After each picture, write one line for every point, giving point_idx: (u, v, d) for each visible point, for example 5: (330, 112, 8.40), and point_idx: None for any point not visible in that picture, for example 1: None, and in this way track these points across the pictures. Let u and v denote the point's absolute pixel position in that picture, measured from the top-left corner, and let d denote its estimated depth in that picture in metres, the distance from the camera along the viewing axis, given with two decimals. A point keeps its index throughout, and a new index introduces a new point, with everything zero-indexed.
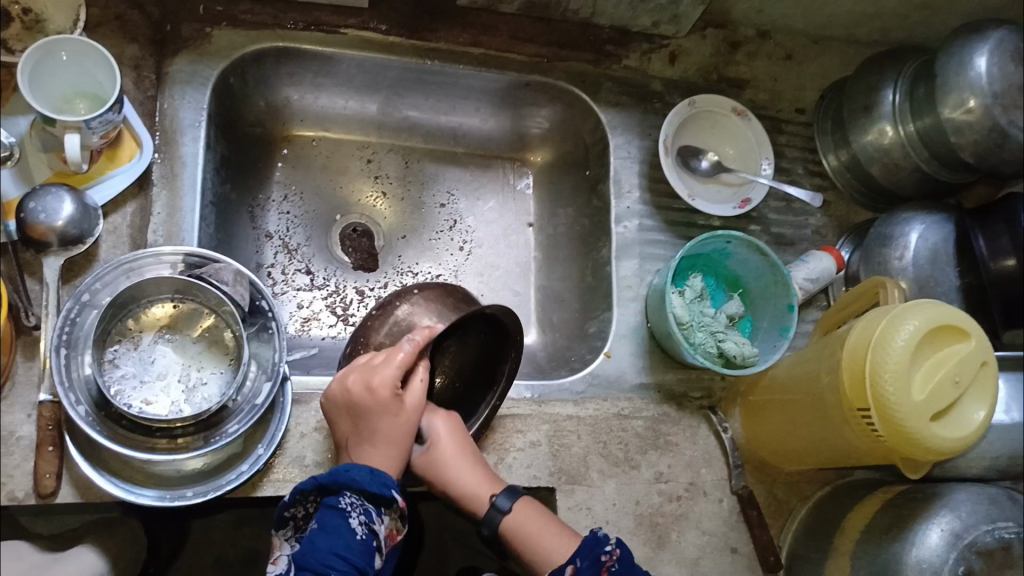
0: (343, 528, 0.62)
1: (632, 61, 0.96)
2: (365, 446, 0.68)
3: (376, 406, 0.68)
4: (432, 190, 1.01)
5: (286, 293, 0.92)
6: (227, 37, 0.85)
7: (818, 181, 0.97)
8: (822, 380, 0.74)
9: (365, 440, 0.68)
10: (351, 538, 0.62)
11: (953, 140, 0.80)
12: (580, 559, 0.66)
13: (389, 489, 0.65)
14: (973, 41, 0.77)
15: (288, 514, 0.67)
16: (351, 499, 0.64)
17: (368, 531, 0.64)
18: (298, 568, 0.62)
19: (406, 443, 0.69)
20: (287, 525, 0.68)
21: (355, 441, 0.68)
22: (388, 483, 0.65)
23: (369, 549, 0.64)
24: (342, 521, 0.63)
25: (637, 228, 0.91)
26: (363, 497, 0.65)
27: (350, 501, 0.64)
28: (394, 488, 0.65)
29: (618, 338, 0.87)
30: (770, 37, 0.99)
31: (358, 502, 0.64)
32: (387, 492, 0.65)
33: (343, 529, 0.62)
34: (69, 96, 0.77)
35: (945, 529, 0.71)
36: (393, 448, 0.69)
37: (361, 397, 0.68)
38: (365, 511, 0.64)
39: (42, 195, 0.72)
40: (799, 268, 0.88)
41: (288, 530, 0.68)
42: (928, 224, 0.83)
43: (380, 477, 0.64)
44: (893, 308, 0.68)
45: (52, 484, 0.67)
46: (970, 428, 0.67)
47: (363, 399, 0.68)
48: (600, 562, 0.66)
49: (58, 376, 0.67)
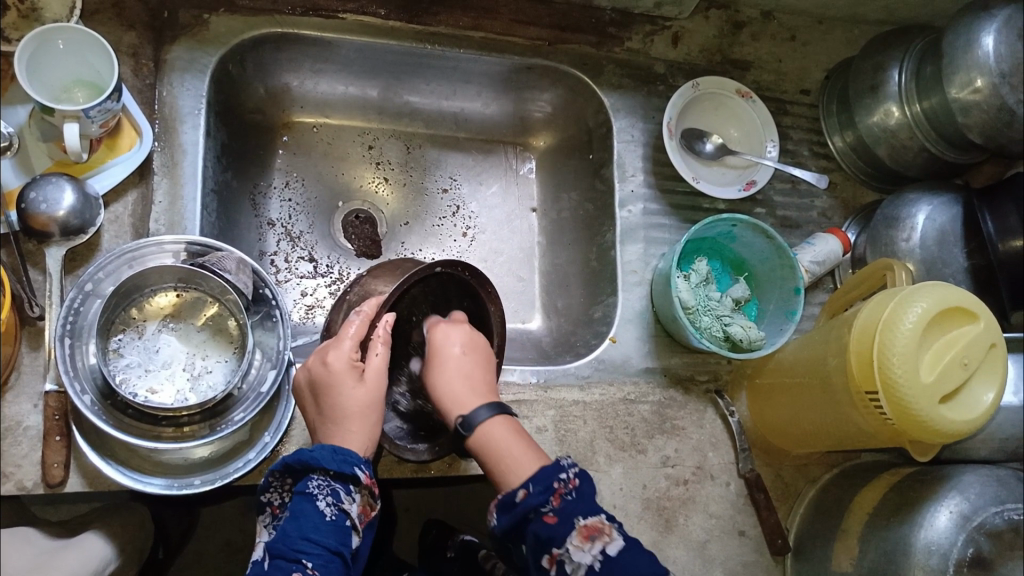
0: (310, 512, 0.61)
1: (635, 43, 0.94)
2: (329, 425, 0.66)
3: (333, 383, 0.66)
4: (435, 175, 1.01)
5: (289, 281, 0.92)
6: (225, 24, 0.83)
7: (823, 163, 0.97)
8: (829, 362, 0.74)
9: (330, 418, 0.66)
10: (320, 520, 0.61)
11: (961, 121, 0.79)
12: (532, 485, 0.62)
13: (354, 467, 0.63)
14: (982, 19, 0.76)
15: (265, 499, 0.67)
16: (319, 482, 0.63)
17: (338, 511, 0.62)
18: (271, 558, 0.61)
19: (371, 418, 0.66)
20: (265, 510, 0.67)
21: (321, 421, 0.67)
22: (354, 461, 0.63)
23: (343, 529, 0.62)
24: (310, 505, 0.62)
25: (642, 212, 0.91)
26: (330, 478, 0.63)
27: (317, 483, 0.63)
28: (359, 464, 0.63)
29: (623, 323, 0.87)
30: (774, 17, 0.98)
31: (326, 484, 0.63)
32: (350, 468, 0.63)
33: (311, 512, 0.61)
34: (68, 85, 0.77)
35: (954, 511, 0.71)
36: (358, 422, 0.66)
37: (320, 375, 0.66)
38: (332, 492, 0.63)
39: (43, 185, 0.71)
40: (804, 251, 0.88)
41: (268, 516, 0.67)
42: (935, 206, 0.83)
43: (342, 454, 0.63)
44: (902, 290, 0.68)
45: (61, 474, 0.67)
46: (978, 410, 0.67)
47: (319, 377, 0.67)
48: (552, 488, 0.61)
49: (63, 366, 0.67)
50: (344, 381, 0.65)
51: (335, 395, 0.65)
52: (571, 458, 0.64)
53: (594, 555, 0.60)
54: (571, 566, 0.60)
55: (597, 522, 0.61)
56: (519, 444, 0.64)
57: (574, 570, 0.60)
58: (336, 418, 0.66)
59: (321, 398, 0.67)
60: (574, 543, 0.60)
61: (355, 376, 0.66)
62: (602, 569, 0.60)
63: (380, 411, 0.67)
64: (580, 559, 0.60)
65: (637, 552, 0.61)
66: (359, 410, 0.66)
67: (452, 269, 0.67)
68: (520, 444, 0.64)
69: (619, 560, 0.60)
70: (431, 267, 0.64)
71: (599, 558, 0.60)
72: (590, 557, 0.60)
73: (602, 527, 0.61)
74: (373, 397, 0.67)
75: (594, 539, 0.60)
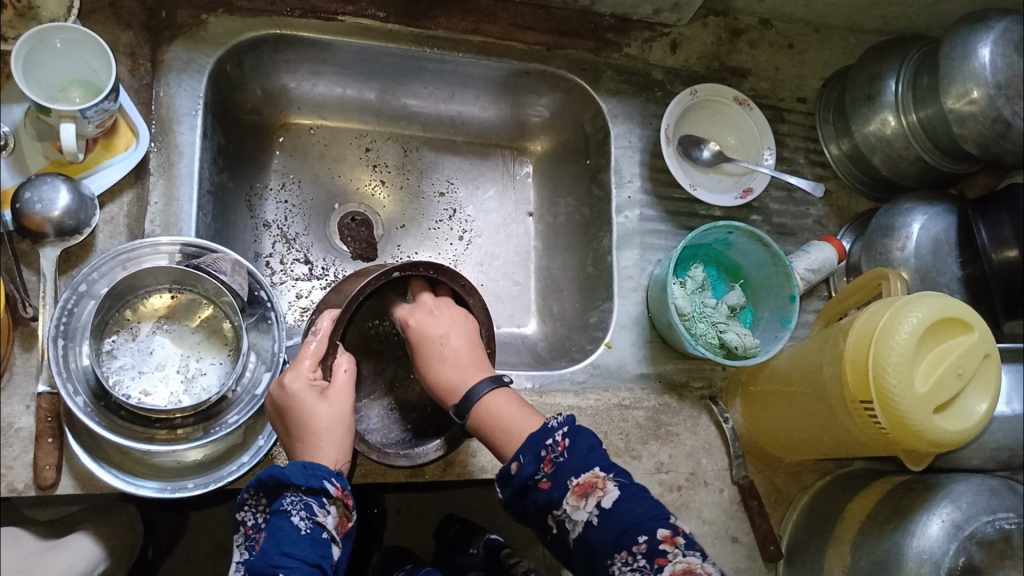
0: (286, 527, 0.61)
1: (633, 49, 0.95)
2: (299, 445, 0.66)
3: (293, 404, 0.66)
4: (431, 179, 1.01)
5: (284, 284, 0.92)
6: (223, 24, 0.83)
7: (819, 171, 0.97)
8: (823, 370, 0.74)
9: (299, 438, 0.66)
10: (296, 534, 0.61)
11: (957, 131, 0.79)
12: (523, 456, 0.64)
13: (324, 480, 0.63)
14: (979, 31, 0.76)
15: (239, 518, 0.67)
16: (292, 498, 0.63)
17: (314, 524, 0.62)
18: None
19: (341, 431, 0.67)
20: (238, 530, 0.67)
21: (292, 442, 0.67)
22: (323, 474, 0.64)
23: (321, 541, 0.62)
24: (285, 520, 0.62)
25: (638, 218, 0.91)
26: (303, 493, 0.63)
27: (290, 499, 0.63)
28: (328, 477, 0.64)
29: (619, 329, 0.87)
30: (771, 26, 0.98)
31: (299, 499, 0.63)
32: (320, 481, 0.63)
33: (286, 528, 0.61)
34: (63, 84, 0.76)
35: (946, 521, 0.71)
36: (327, 438, 0.66)
37: (283, 397, 0.67)
38: (306, 506, 0.63)
39: (38, 185, 0.71)
40: (799, 259, 0.88)
41: (240, 536, 0.67)
42: (930, 215, 0.83)
43: (311, 468, 0.63)
44: (896, 301, 0.68)
45: (52, 476, 0.67)
46: (971, 420, 0.67)
47: (281, 401, 0.67)
48: (543, 456, 0.64)
49: (56, 367, 0.66)
50: (306, 400, 0.66)
51: (298, 414, 0.66)
52: (561, 421, 0.66)
53: (592, 510, 0.62)
54: (571, 524, 0.63)
55: (589, 479, 0.63)
56: (512, 407, 0.68)
57: (574, 527, 0.63)
58: (306, 436, 0.66)
59: (286, 420, 0.67)
60: (570, 503, 0.63)
61: (317, 394, 0.67)
62: (599, 524, 0.62)
63: (347, 427, 0.68)
64: (577, 517, 0.63)
65: (634, 494, 0.63)
66: (327, 425, 0.66)
67: (411, 269, 0.69)
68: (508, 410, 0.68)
69: (618, 510, 0.62)
70: (388, 270, 0.67)
71: (596, 512, 0.62)
72: (586, 513, 0.62)
73: (595, 483, 0.63)
74: (336, 412, 0.67)
75: (588, 495, 0.63)
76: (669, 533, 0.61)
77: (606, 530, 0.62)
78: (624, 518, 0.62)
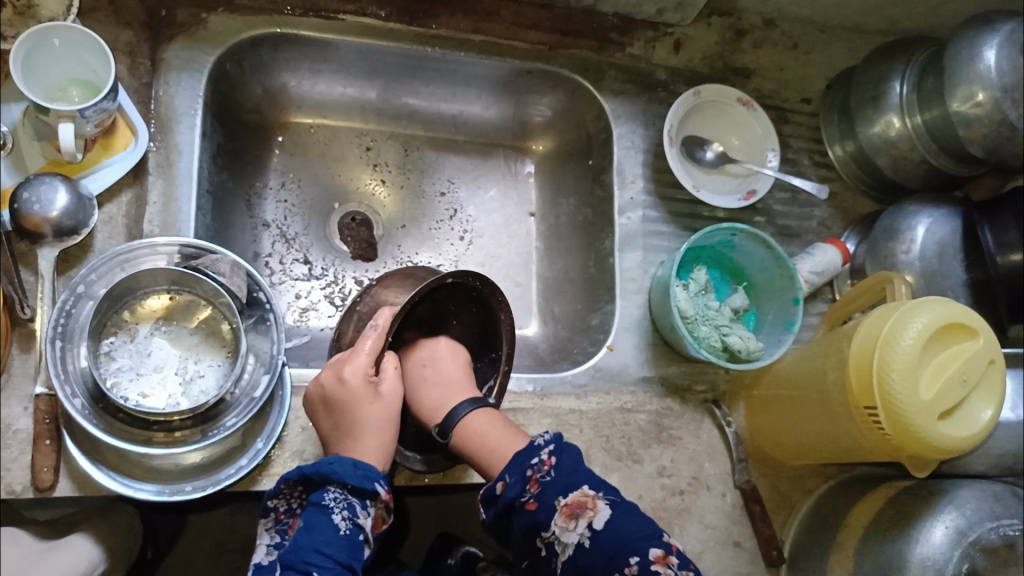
0: (325, 525, 0.63)
1: (637, 49, 0.94)
2: (348, 440, 0.68)
3: (349, 398, 0.69)
4: (433, 179, 1.00)
5: (284, 284, 0.91)
6: (223, 23, 0.83)
7: (824, 173, 0.96)
8: (827, 375, 0.73)
9: (350, 434, 0.68)
10: (334, 534, 0.63)
11: (962, 133, 0.78)
12: (508, 477, 0.67)
13: (374, 482, 0.66)
14: (985, 32, 0.76)
15: (271, 505, 0.67)
16: (335, 495, 0.65)
17: (353, 526, 0.64)
18: (281, 568, 0.62)
19: (388, 431, 0.70)
20: (268, 515, 0.68)
21: (337, 436, 0.69)
22: (373, 476, 0.66)
23: (355, 543, 0.64)
24: (325, 517, 0.63)
25: (641, 219, 0.90)
26: (347, 492, 0.65)
27: (334, 497, 0.65)
28: (378, 480, 0.66)
29: (621, 331, 0.87)
30: (776, 26, 0.97)
31: (342, 497, 0.65)
32: (370, 484, 0.65)
33: (326, 526, 0.63)
34: (62, 84, 0.75)
35: (949, 527, 0.71)
36: (376, 437, 0.69)
37: (340, 390, 0.69)
38: (348, 506, 0.65)
39: (36, 185, 0.70)
40: (803, 261, 0.87)
41: (270, 521, 0.67)
42: (935, 218, 0.82)
43: (364, 469, 0.65)
44: (904, 303, 0.68)
45: (50, 478, 0.67)
46: (975, 427, 0.66)
47: (335, 394, 0.69)
48: (527, 477, 0.66)
49: (54, 369, 0.66)
50: (363, 396, 0.69)
51: (353, 410, 0.68)
52: (547, 439, 0.68)
53: (580, 532, 0.63)
54: (560, 546, 0.64)
55: (576, 499, 0.64)
56: (489, 426, 0.71)
57: (563, 549, 0.64)
58: (359, 432, 0.68)
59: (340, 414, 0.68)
60: (558, 524, 0.64)
61: (372, 392, 0.70)
62: (590, 545, 0.63)
63: (393, 427, 0.71)
64: (567, 539, 0.64)
65: (628, 514, 0.64)
66: (376, 423, 0.70)
67: (462, 279, 0.69)
68: (486, 426, 0.71)
69: (607, 531, 0.63)
70: (443, 276, 0.66)
71: (586, 533, 0.63)
72: (575, 535, 0.63)
73: (585, 503, 0.64)
74: (386, 412, 0.71)
75: (577, 517, 0.64)
76: (660, 553, 0.61)
77: (596, 551, 0.62)
78: (615, 538, 0.62)
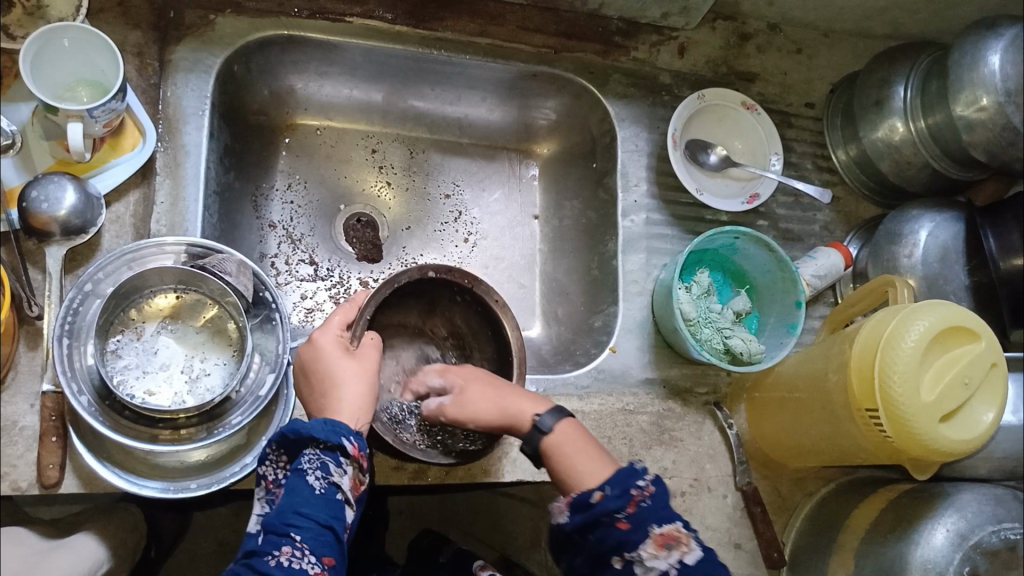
0: (301, 486, 0.61)
1: (641, 53, 0.95)
2: (321, 399, 0.67)
3: (319, 354, 0.68)
4: (437, 181, 1.01)
5: (289, 284, 0.92)
6: (231, 25, 0.83)
7: (827, 177, 0.97)
8: (829, 378, 0.73)
9: (321, 395, 0.67)
10: (310, 494, 0.60)
11: (966, 138, 0.79)
12: (609, 488, 0.60)
13: (342, 437, 0.63)
14: (989, 37, 0.76)
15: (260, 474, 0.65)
16: (310, 455, 0.62)
17: (329, 484, 0.61)
18: (264, 533, 0.60)
19: (360, 389, 0.67)
20: (260, 485, 0.65)
21: (313, 397, 0.68)
22: (343, 431, 0.63)
23: (334, 501, 0.62)
24: (300, 479, 0.61)
25: (644, 222, 0.90)
26: (320, 451, 0.62)
27: (308, 457, 0.62)
28: (347, 434, 0.63)
29: (624, 333, 0.87)
30: (780, 30, 0.98)
31: (317, 457, 0.62)
32: (340, 438, 0.62)
33: (301, 487, 0.61)
34: (71, 84, 0.76)
35: (951, 530, 0.71)
36: (346, 394, 0.66)
37: (311, 354, 0.69)
38: (322, 465, 0.62)
39: (44, 183, 0.71)
40: (806, 265, 0.88)
41: (263, 491, 0.65)
42: (938, 222, 0.82)
43: (332, 424, 0.63)
44: (907, 306, 0.68)
45: (56, 475, 0.67)
46: (977, 430, 0.67)
47: (308, 354, 0.69)
48: (630, 495, 0.60)
49: (60, 366, 0.66)
50: (332, 352, 0.68)
51: (323, 365, 0.68)
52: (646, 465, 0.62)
53: (671, 564, 0.59)
54: (639, 568, 0.59)
55: (673, 531, 0.60)
56: (584, 434, 0.67)
57: (643, 572, 0.59)
58: (328, 391, 0.67)
59: (311, 378, 0.68)
60: (648, 550, 0.59)
61: (344, 351, 0.69)
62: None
63: (368, 388, 0.68)
64: (652, 564, 0.59)
65: (714, 563, 0.61)
66: (345, 381, 0.67)
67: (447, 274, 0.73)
68: (583, 436, 0.66)
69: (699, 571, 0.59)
70: (424, 267, 0.71)
71: (676, 566, 0.59)
72: (664, 563, 0.59)
73: (679, 537, 0.60)
74: (359, 372, 0.68)
75: (670, 547, 0.59)
76: None
77: None
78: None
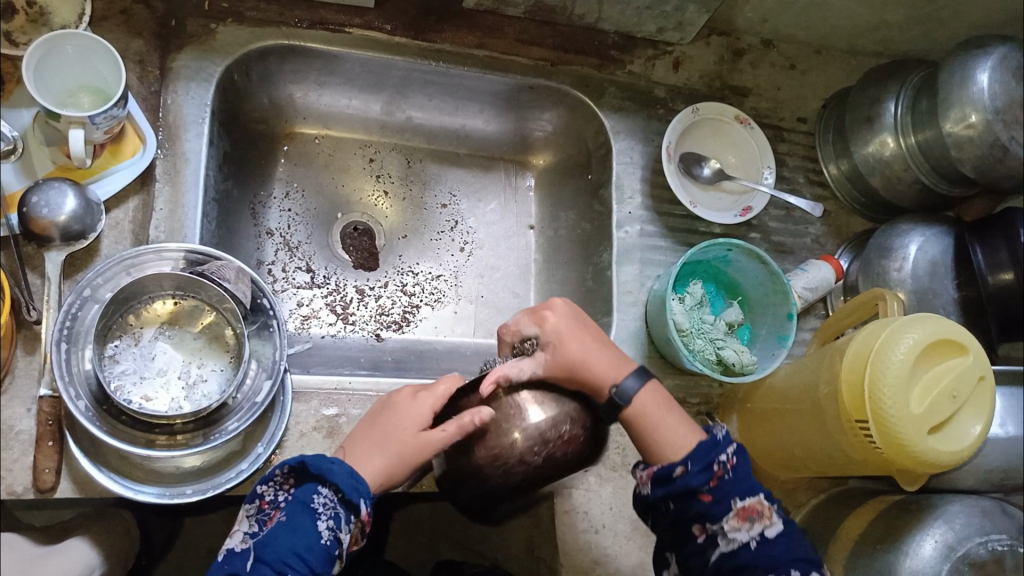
0: (309, 529, 0.61)
1: (636, 67, 0.96)
2: (365, 446, 0.67)
3: (394, 415, 0.67)
4: (434, 191, 1.02)
5: (286, 291, 0.92)
6: (232, 34, 0.84)
7: (818, 191, 0.98)
8: (820, 389, 0.74)
9: (372, 439, 0.67)
10: (315, 542, 0.61)
11: (954, 154, 0.80)
12: (691, 464, 0.65)
13: (361, 498, 0.63)
14: (978, 57, 0.77)
15: (258, 491, 0.64)
16: (325, 500, 0.62)
17: (334, 539, 0.62)
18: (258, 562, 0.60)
19: (396, 459, 0.65)
20: (251, 501, 0.64)
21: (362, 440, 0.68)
22: (363, 492, 0.63)
23: (331, 557, 0.62)
24: (311, 522, 0.61)
25: (639, 233, 0.92)
26: (337, 500, 0.63)
27: (323, 502, 0.62)
28: (365, 497, 0.63)
29: (618, 343, 0.88)
30: (774, 47, 1.00)
31: (331, 504, 0.62)
32: (357, 497, 0.62)
33: (310, 530, 0.61)
34: (73, 90, 0.77)
35: (938, 541, 0.72)
36: (383, 454, 0.66)
37: (400, 402, 0.67)
38: (334, 516, 0.62)
39: (45, 189, 0.71)
40: (797, 277, 0.89)
41: (252, 507, 0.64)
42: (927, 237, 0.84)
43: (356, 480, 0.63)
44: (895, 321, 0.69)
45: (51, 479, 0.67)
46: (965, 442, 0.68)
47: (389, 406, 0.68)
48: (711, 471, 0.65)
49: (58, 370, 0.67)
50: (401, 420, 0.66)
51: (389, 419, 0.67)
52: (724, 436, 0.68)
53: (752, 536, 0.64)
54: (723, 539, 0.64)
55: (754, 505, 0.65)
56: (664, 399, 0.69)
57: (726, 544, 0.64)
58: (375, 444, 0.66)
59: (381, 418, 0.68)
60: (730, 523, 0.64)
61: (417, 425, 0.66)
62: (759, 549, 0.64)
63: (406, 462, 0.65)
64: (734, 538, 0.64)
65: (791, 539, 0.65)
66: (394, 444, 0.65)
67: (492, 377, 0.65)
68: (663, 402, 0.69)
69: (776, 545, 0.64)
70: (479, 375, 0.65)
71: (757, 538, 0.64)
72: (746, 536, 0.64)
73: (761, 510, 0.65)
74: (409, 447, 0.65)
75: (752, 520, 0.64)
76: None
77: (762, 557, 0.63)
78: (771, 557, 0.63)
